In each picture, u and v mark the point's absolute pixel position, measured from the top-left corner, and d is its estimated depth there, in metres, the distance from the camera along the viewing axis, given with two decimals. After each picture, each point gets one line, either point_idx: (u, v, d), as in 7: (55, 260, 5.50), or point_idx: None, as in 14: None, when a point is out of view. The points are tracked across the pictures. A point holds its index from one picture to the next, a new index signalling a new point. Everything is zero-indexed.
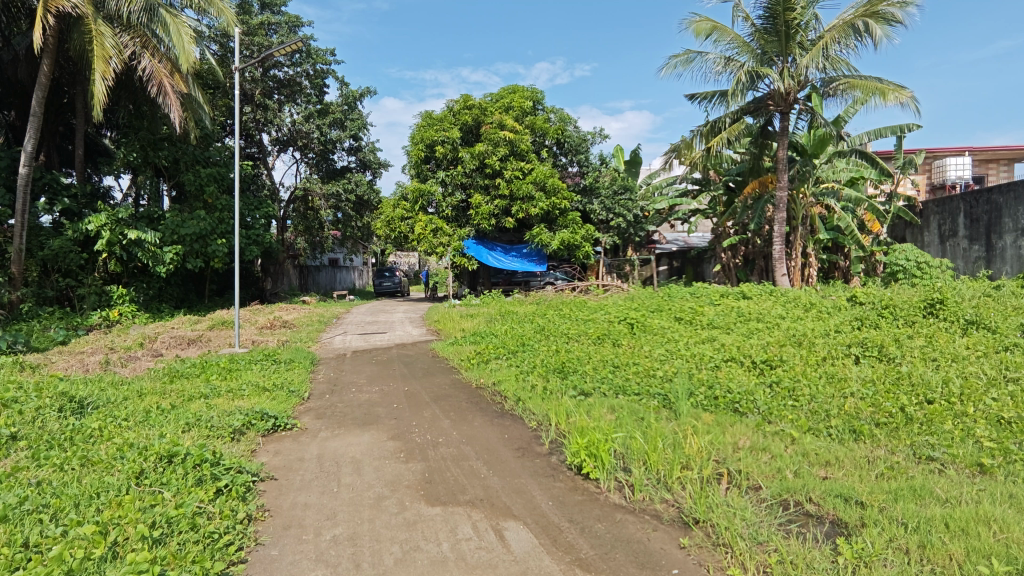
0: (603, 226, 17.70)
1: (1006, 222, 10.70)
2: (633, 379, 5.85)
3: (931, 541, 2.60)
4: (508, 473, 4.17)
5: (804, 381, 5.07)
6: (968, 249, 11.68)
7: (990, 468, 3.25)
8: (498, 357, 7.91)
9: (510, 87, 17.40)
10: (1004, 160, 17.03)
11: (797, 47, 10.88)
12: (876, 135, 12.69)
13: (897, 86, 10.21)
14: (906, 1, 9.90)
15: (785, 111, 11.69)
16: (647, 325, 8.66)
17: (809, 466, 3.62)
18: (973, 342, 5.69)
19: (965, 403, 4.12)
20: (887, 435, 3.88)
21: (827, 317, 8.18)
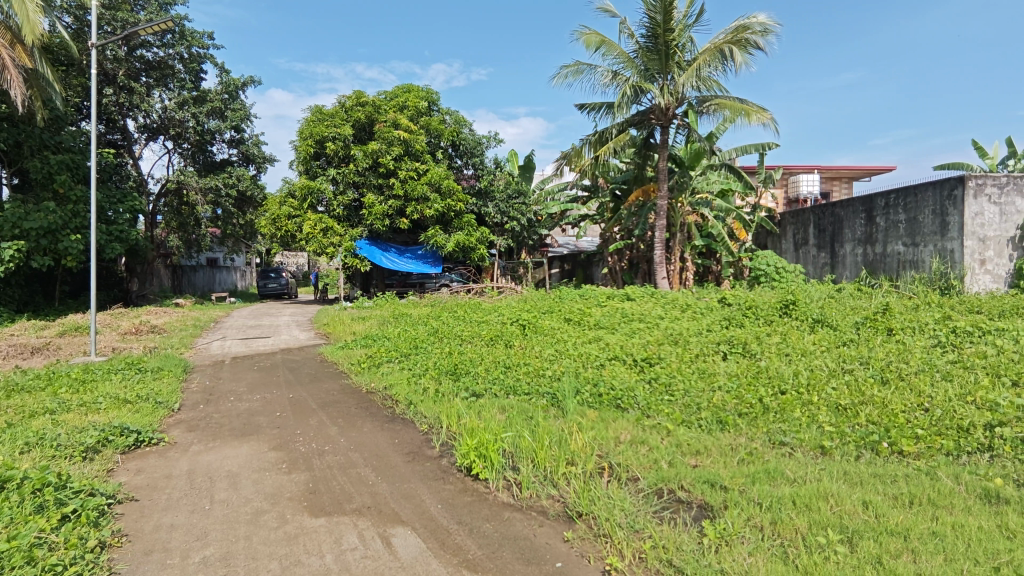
0: (497, 229, 17.99)
1: (846, 233, 12.19)
2: (523, 379, 5.98)
3: (781, 518, 2.88)
4: (397, 478, 4.08)
5: (678, 376, 5.45)
6: (817, 256, 13.17)
7: (829, 450, 3.68)
8: (390, 360, 7.72)
9: (405, 86, 17.13)
10: (845, 178, 19.39)
11: (675, 66, 11.68)
12: (743, 151, 13.95)
13: (759, 107, 11.31)
14: (765, 31, 10.98)
15: (665, 125, 12.50)
16: (538, 326, 8.88)
17: (681, 455, 3.89)
18: (820, 338, 6.42)
19: (811, 393, 4.63)
20: (747, 424, 4.26)
21: (699, 317, 8.88)
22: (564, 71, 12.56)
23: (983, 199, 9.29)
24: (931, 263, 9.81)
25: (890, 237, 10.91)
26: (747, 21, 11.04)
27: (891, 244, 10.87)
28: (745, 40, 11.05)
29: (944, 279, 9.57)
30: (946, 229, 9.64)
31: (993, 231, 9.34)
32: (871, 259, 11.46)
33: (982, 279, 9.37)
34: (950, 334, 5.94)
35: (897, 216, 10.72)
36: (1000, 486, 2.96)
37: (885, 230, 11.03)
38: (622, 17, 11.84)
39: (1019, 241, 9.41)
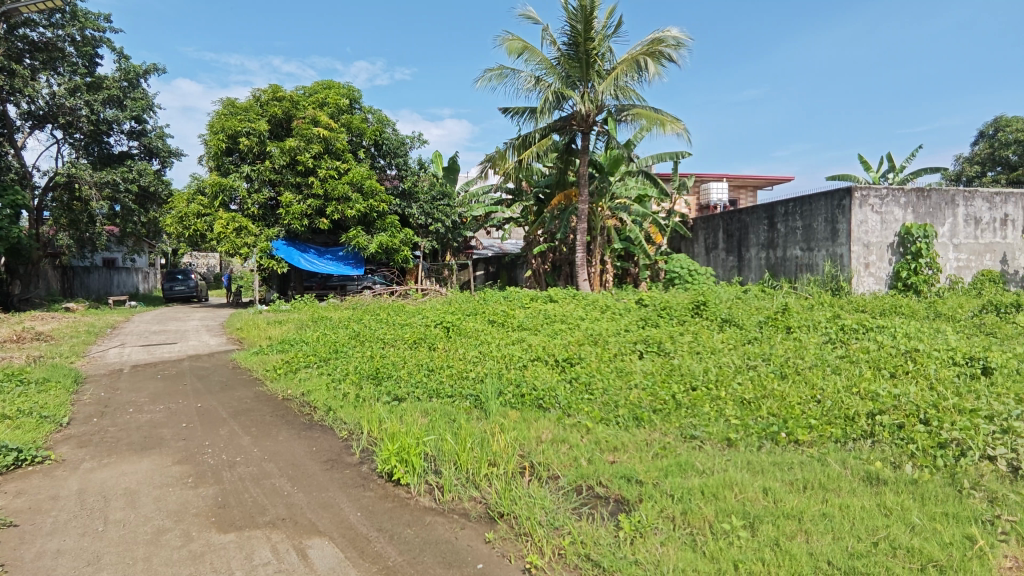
0: (421, 230, 17.74)
1: (751, 238, 13.03)
2: (446, 381, 5.95)
3: (691, 508, 3.03)
4: (315, 487, 3.94)
5: (597, 375, 5.62)
6: (726, 259, 14.01)
7: (735, 441, 3.92)
8: (308, 365, 7.43)
9: (325, 82, 16.61)
10: (750, 187, 20.72)
11: (595, 75, 12.03)
12: (658, 159, 14.58)
13: (673, 118, 11.89)
14: (679, 45, 11.55)
15: (586, 131, 12.85)
16: (462, 328, 8.86)
17: (600, 452, 4.00)
18: (727, 337, 6.82)
19: (719, 388, 4.91)
20: (661, 420, 4.45)
21: (618, 317, 9.20)
22: (488, 74, 12.63)
23: (867, 209, 10.23)
24: (825, 267, 10.67)
25: (789, 242, 11.77)
26: (662, 35, 11.58)
27: (790, 249, 11.73)
28: (660, 52, 11.59)
29: (835, 280, 10.44)
30: (836, 235, 10.53)
31: (875, 237, 10.30)
32: (773, 262, 12.31)
33: (866, 281, 10.31)
34: (840, 332, 6.48)
35: (795, 223, 11.58)
36: (880, 468, 3.26)
37: (785, 236, 11.89)
38: (544, 25, 12.06)
39: (897, 247, 10.43)
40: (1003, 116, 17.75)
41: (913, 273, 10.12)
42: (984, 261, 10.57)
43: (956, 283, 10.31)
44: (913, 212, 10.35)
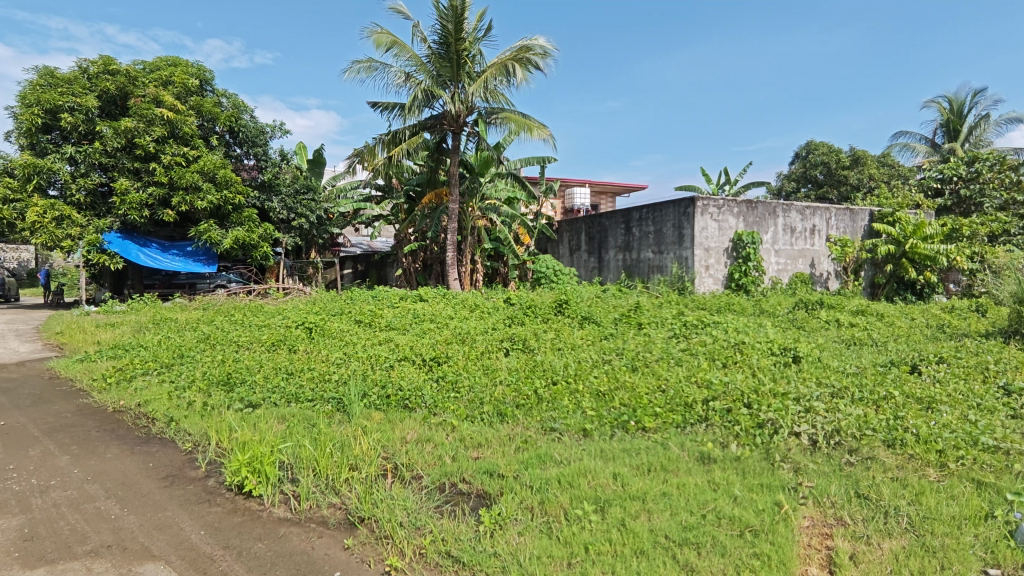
0: (283, 226, 16.61)
1: (610, 241, 13.94)
2: (307, 385, 5.64)
3: (548, 497, 3.16)
4: (149, 508, 3.54)
5: (464, 373, 5.67)
6: (588, 260, 14.85)
7: (590, 431, 4.17)
8: (145, 373, 6.64)
9: (170, 59, 14.98)
10: (610, 193, 22.12)
11: (466, 76, 12.12)
12: (527, 163, 15.04)
13: (540, 124, 12.38)
14: (545, 54, 12.00)
15: (457, 131, 12.90)
16: (326, 328, 8.45)
17: (464, 449, 4.04)
18: (586, 333, 7.24)
19: (577, 381, 5.19)
20: (523, 414, 4.61)
21: (486, 316, 9.35)
22: (355, 66, 12.20)
23: (707, 216, 11.40)
24: (672, 268, 11.70)
25: (643, 245, 12.76)
26: (530, 43, 11.96)
27: (644, 252, 12.71)
28: (528, 59, 11.96)
29: (680, 281, 11.50)
30: (682, 240, 11.60)
31: (714, 242, 11.50)
32: (628, 264, 13.27)
33: (706, 282, 11.47)
34: (682, 327, 7.14)
35: (647, 228, 12.58)
36: (711, 449, 3.64)
37: (639, 239, 12.86)
38: (414, 21, 11.91)
39: (731, 251, 11.73)
40: (813, 141, 20.67)
41: (743, 275, 11.44)
42: (797, 264, 12.24)
43: (776, 284, 11.83)
44: (743, 220, 11.71)
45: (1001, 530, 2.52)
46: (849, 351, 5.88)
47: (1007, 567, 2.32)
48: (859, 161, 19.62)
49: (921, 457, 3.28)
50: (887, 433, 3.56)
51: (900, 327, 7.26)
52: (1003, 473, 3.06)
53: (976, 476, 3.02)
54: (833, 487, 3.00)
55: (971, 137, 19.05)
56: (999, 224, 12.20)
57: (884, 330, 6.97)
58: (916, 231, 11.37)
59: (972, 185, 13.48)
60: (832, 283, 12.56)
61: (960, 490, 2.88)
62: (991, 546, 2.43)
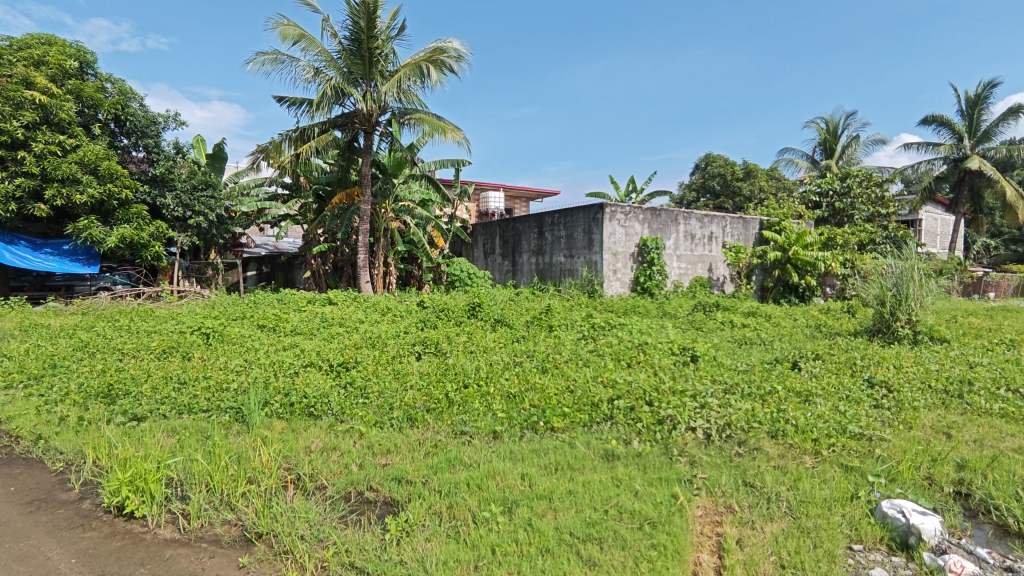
0: (178, 224, 15.38)
1: (523, 245, 14.15)
2: (202, 395, 5.26)
3: (457, 501, 3.15)
4: (9, 538, 3.14)
5: (373, 379, 5.52)
6: (502, 264, 14.99)
7: (500, 433, 4.20)
8: (9, 387, 5.91)
9: (43, 36, 13.49)
10: (524, 198, 22.46)
11: (378, 75, 11.87)
12: (441, 165, 14.94)
13: (454, 127, 12.39)
14: (459, 57, 12.00)
15: (369, 130, 12.57)
16: (225, 334, 7.94)
17: (372, 456, 3.94)
18: (498, 336, 7.30)
19: (489, 384, 5.21)
20: (434, 418, 4.56)
21: (398, 320, 9.17)
22: (260, 58, 11.59)
23: (615, 222, 11.85)
24: (583, 272, 12.06)
25: (555, 249, 13.06)
26: (444, 45, 11.90)
27: (556, 256, 13.02)
28: (442, 62, 11.88)
29: (590, 284, 11.88)
30: (592, 245, 11.99)
31: (621, 247, 11.98)
32: (541, 267, 13.53)
33: (614, 285, 11.93)
34: (590, 329, 7.38)
35: (559, 232, 12.89)
36: (615, 445, 3.79)
37: (551, 243, 13.16)
38: (324, 15, 11.51)
39: (637, 256, 12.27)
40: (711, 154, 22.08)
41: (648, 278, 12.00)
42: (696, 269, 13.01)
43: (678, 287, 12.50)
44: (648, 227, 12.29)
45: (864, 509, 2.79)
46: (740, 350, 6.33)
47: (868, 542, 2.57)
48: (750, 174, 21.18)
49: (799, 445, 3.58)
50: (771, 425, 3.86)
51: (784, 327, 7.91)
52: (866, 457, 3.41)
53: (844, 461, 3.34)
54: (724, 478, 3.20)
55: (844, 156, 21.15)
56: (867, 234, 13.63)
57: (771, 331, 7.56)
58: (798, 239, 12.40)
59: (844, 199, 14.95)
60: (727, 286, 13.48)
61: (831, 475, 3.17)
62: (856, 524, 2.69)
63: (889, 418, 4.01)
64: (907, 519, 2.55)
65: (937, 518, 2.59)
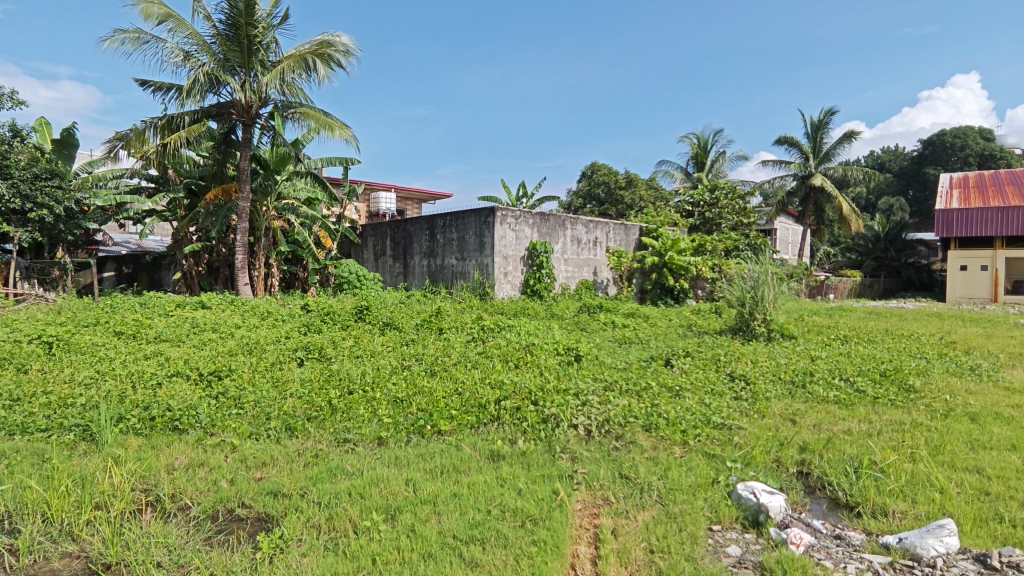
0: (15, 218, 13.42)
1: (415, 247, 13.95)
2: (40, 413, 4.61)
3: (336, 512, 3.02)
4: None
5: (249, 388, 5.15)
6: (393, 266, 14.66)
7: (385, 440, 4.09)
8: None
9: None
10: (416, 200, 22.14)
11: (258, 64, 11.16)
12: (328, 163, 14.35)
13: (342, 124, 11.97)
14: (347, 52, 11.61)
15: (247, 123, 11.77)
16: (73, 343, 7.03)
17: (245, 470, 3.67)
18: (387, 340, 7.13)
19: (375, 389, 5.05)
20: (315, 427, 4.35)
21: (279, 324, 8.66)
22: (118, 36, 10.45)
23: (506, 226, 12.03)
24: (474, 274, 12.11)
25: (446, 252, 13.02)
26: (331, 39, 11.46)
27: (447, 258, 12.97)
28: (329, 56, 11.42)
29: (481, 287, 11.96)
30: (483, 248, 12.08)
31: (512, 250, 12.19)
32: (432, 270, 13.43)
33: (505, 287, 12.11)
34: (480, 331, 7.44)
35: (451, 235, 12.85)
36: (501, 446, 3.84)
37: (443, 245, 13.10)
38: None
39: (527, 259, 12.55)
40: (597, 163, 23.15)
41: (537, 281, 12.32)
42: (582, 272, 13.57)
43: (565, 290, 12.94)
44: (537, 231, 12.62)
45: (723, 493, 3.04)
46: (620, 349, 6.68)
47: (725, 521, 2.81)
48: (632, 183, 22.49)
49: (669, 437, 3.83)
50: (645, 419, 4.11)
51: (660, 326, 8.50)
52: (726, 444, 3.72)
53: (707, 450, 3.62)
54: (602, 471, 3.35)
55: (713, 169, 23.09)
56: (731, 241, 14.96)
57: (648, 330, 8.06)
58: (672, 245, 13.33)
59: (713, 209, 16.33)
60: (610, 288, 14.20)
61: (696, 462, 3.43)
62: (716, 506, 2.92)
63: (746, 408, 4.42)
64: (757, 498, 2.82)
65: (782, 496, 2.89)
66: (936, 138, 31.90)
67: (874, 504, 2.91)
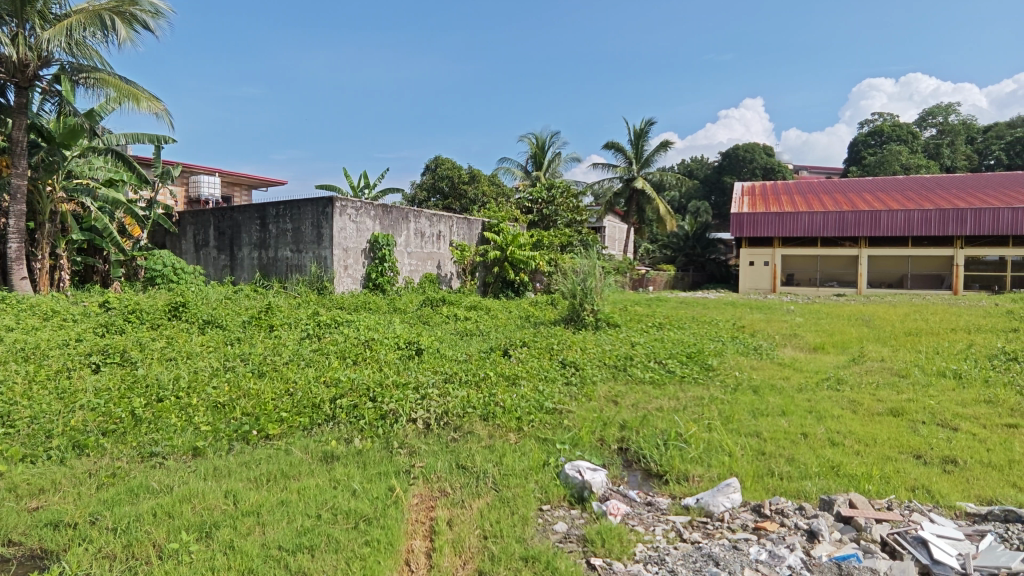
0: None
1: (242, 237, 12.78)
2: None
3: (136, 537, 2.64)
4: None
5: (23, 402, 4.30)
6: (217, 258, 13.29)
7: (202, 450, 3.68)
8: None
9: None
10: (244, 185, 20.23)
11: (37, 16, 9.37)
12: (134, 140, 12.54)
13: (150, 95, 10.54)
14: (156, 14, 10.24)
15: (24, 86, 9.83)
16: None
17: (15, 502, 3.05)
18: (207, 339, 6.43)
19: (191, 395, 4.52)
20: (113, 442, 3.77)
21: (69, 325, 7.36)
22: None
23: (345, 217, 11.50)
24: (311, 268, 11.42)
25: (279, 243, 12.11)
26: None
27: (280, 250, 12.07)
28: (133, 15, 9.96)
29: (319, 281, 11.32)
30: (321, 239, 11.42)
31: (352, 243, 11.71)
32: (264, 262, 12.42)
33: (345, 281, 11.57)
34: (315, 327, 7.01)
35: (285, 225, 11.97)
36: (335, 446, 3.66)
37: (276, 237, 12.17)
38: None
39: (368, 252, 12.13)
40: (440, 156, 23.17)
41: (379, 275, 12.00)
42: (426, 266, 13.51)
43: (408, 283, 12.76)
44: (379, 223, 12.27)
45: (552, 474, 3.22)
46: (461, 341, 6.77)
47: (553, 501, 2.98)
48: (475, 178, 22.88)
49: (505, 425, 3.97)
50: (482, 409, 4.20)
51: (500, 318, 8.75)
52: (556, 428, 3.95)
53: (539, 434, 3.81)
54: (440, 463, 3.36)
55: (549, 169, 24.32)
56: (566, 237, 15.91)
57: (488, 322, 8.30)
58: (513, 240, 13.83)
59: (550, 206, 17.21)
60: (454, 282, 14.32)
61: (529, 447, 3.58)
62: (546, 487, 3.08)
63: (575, 393, 4.73)
64: (582, 476, 3.04)
65: (604, 471, 3.14)
66: (732, 151, 36.97)
67: (678, 471, 3.28)
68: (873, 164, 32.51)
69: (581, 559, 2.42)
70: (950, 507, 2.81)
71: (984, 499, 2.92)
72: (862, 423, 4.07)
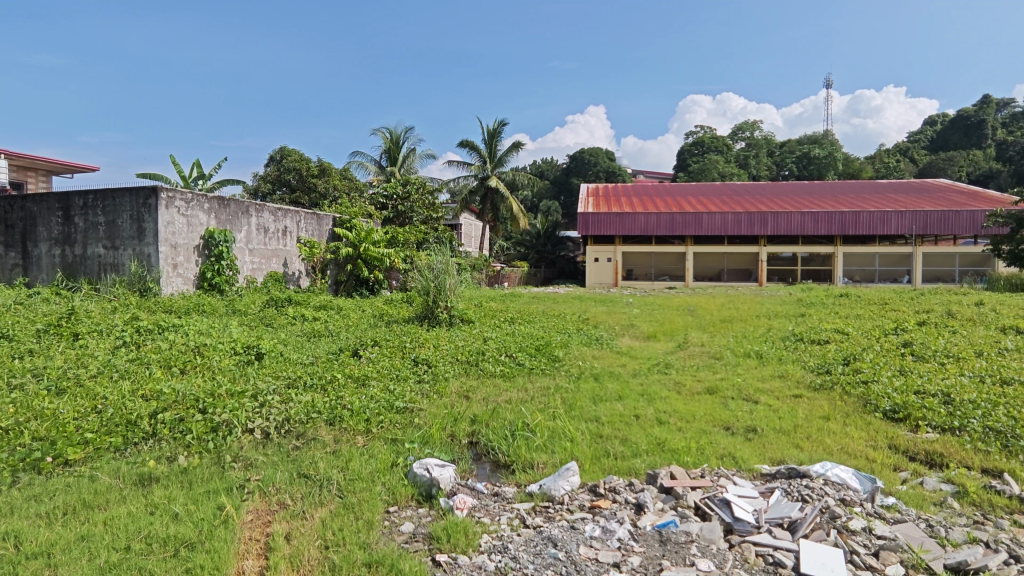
0: None
1: (39, 232, 10.87)
2: None
3: None
4: None
5: None
6: (3, 256, 11.17)
7: None
8: None
9: None
10: (42, 171, 17.25)
11: None
12: None
13: None
14: None
15: None
16: None
17: None
18: None
19: None
20: None
21: None
22: None
23: (173, 210, 10.29)
24: (130, 266, 10.03)
25: (89, 239, 10.51)
26: None
27: (91, 246, 10.48)
28: None
29: (142, 281, 9.95)
30: (142, 234, 10.08)
31: (182, 239, 10.50)
32: (69, 261, 10.69)
33: (174, 281, 10.36)
34: (133, 334, 6.19)
35: (96, 218, 10.42)
36: (153, 467, 3.25)
37: (84, 231, 10.55)
38: None
39: (202, 249, 10.98)
40: (286, 147, 21.74)
41: (215, 274, 10.92)
42: (270, 264, 12.59)
43: (250, 283, 11.80)
44: (215, 217, 11.16)
45: (400, 474, 3.15)
46: (307, 343, 6.40)
47: (401, 501, 2.92)
48: (324, 171, 21.78)
49: (352, 428, 3.81)
50: (328, 413, 4.00)
51: (351, 318, 8.43)
52: (406, 427, 3.89)
53: (388, 435, 3.72)
54: (278, 474, 3.14)
55: (405, 165, 23.95)
56: (422, 234, 15.79)
57: (339, 321, 7.96)
58: (366, 237, 13.45)
59: (405, 203, 16.91)
60: (303, 280, 13.53)
61: (376, 450, 3.48)
62: (393, 489, 3.01)
63: (426, 390, 4.70)
64: (430, 473, 3.01)
65: (451, 467, 3.15)
66: (579, 154, 39.31)
67: (524, 460, 3.39)
68: (697, 171, 36.51)
69: (426, 558, 2.40)
70: (750, 470, 3.23)
71: (776, 460, 3.41)
72: (684, 402, 4.54)
